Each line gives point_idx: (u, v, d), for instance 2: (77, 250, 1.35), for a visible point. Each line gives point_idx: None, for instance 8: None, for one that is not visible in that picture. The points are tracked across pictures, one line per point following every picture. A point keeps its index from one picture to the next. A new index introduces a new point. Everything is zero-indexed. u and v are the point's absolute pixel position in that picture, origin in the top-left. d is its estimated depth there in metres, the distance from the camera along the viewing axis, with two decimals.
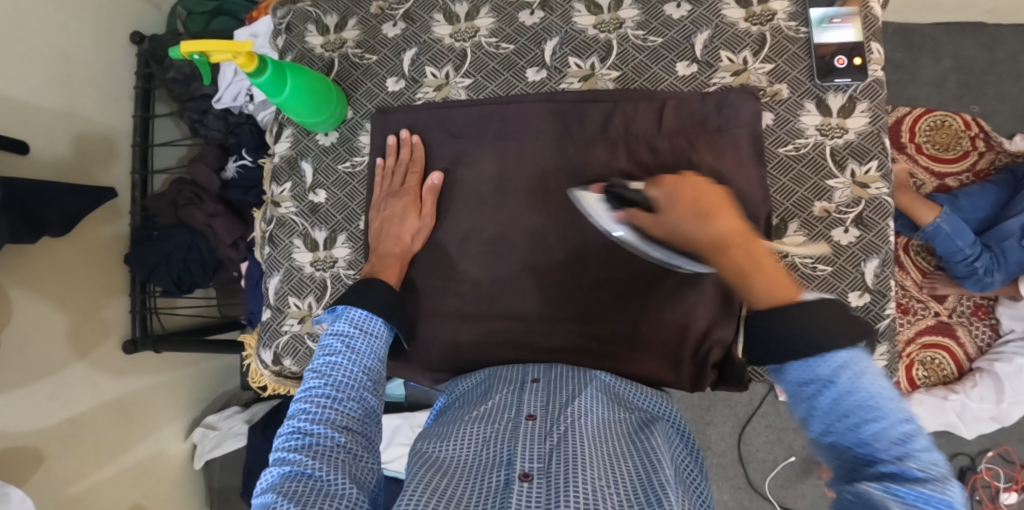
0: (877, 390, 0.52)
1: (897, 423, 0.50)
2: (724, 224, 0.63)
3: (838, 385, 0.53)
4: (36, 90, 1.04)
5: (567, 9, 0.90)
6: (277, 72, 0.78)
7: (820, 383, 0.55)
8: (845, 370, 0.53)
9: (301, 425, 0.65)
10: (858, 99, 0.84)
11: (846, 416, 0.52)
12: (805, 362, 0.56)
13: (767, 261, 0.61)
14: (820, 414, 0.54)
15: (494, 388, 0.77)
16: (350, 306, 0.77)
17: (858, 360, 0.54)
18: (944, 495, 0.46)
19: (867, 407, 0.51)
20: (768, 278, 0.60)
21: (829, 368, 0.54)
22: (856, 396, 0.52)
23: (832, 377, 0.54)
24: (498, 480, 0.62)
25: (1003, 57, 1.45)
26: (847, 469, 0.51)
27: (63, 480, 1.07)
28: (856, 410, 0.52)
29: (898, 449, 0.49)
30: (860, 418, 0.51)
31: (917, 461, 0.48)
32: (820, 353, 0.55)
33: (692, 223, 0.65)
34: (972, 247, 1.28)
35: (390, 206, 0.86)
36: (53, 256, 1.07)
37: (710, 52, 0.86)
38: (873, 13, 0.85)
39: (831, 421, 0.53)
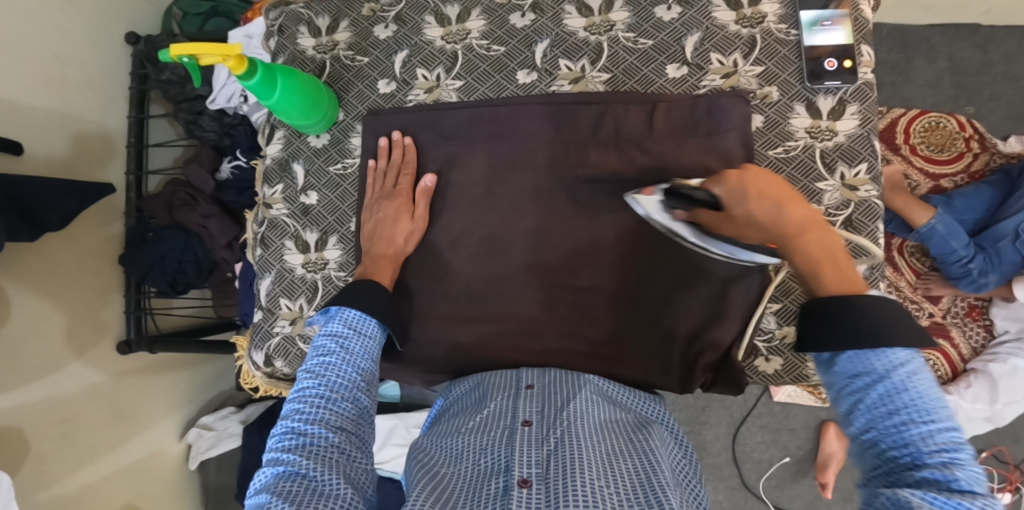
0: (928, 394, 0.54)
1: (945, 431, 0.52)
2: (798, 216, 0.63)
3: (891, 381, 0.55)
4: (31, 90, 1.04)
5: (558, 11, 0.90)
6: (268, 75, 0.79)
7: (873, 377, 0.56)
8: (899, 369, 0.55)
9: (295, 425, 0.65)
10: (848, 102, 0.84)
11: (895, 413, 0.53)
12: (860, 355, 0.57)
13: (839, 252, 0.62)
14: (870, 410, 0.55)
15: (489, 395, 0.77)
16: (344, 307, 0.77)
17: (914, 364, 0.55)
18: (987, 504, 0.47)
19: (918, 409, 0.53)
20: (842, 270, 0.61)
21: (885, 365, 0.56)
22: (906, 396, 0.54)
23: (886, 374, 0.55)
24: (496, 487, 0.63)
25: (998, 58, 1.45)
26: (887, 465, 0.53)
27: (57, 478, 1.07)
28: (904, 410, 0.53)
29: (945, 455, 0.50)
30: (907, 418, 0.53)
31: (964, 470, 0.49)
32: (878, 346, 0.56)
33: (766, 214, 0.64)
34: (966, 248, 1.28)
35: (383, 208, 0.86)
36: (49, 256, 1.07)
37: (700, 54, 0.87)
38: (863, 16, 0.85)
39: (879, 416, 0.54)
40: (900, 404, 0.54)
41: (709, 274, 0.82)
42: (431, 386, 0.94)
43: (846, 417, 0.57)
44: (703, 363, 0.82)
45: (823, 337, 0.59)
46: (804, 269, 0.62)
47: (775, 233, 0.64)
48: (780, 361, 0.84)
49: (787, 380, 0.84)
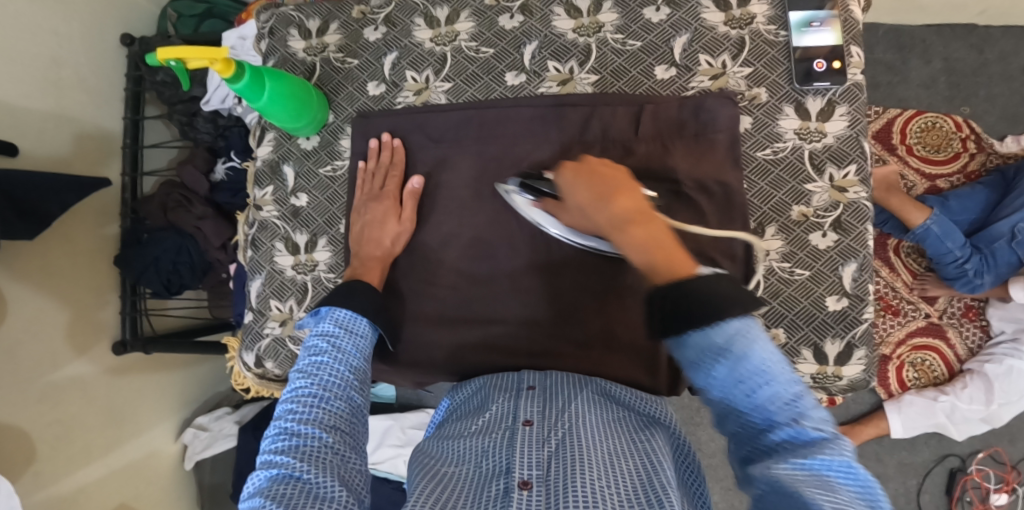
0: (766, 356, 0.52)
1: (788, 388, 0.51)
2: (621, 205, 0.63)
3: (734, 357, 0.51)
4: (26, 92, 1.05)
5: (547, 13, 0.90)
6: (255, 78, 0.79)
7: (715, 354, 0.53)
8: (738, 340, 0.52)
9: (288, 425, 0.65)
10: (837, 103, 0.84)
11: (743, 385, 0.52)
12: (701, 335, 0.53)
13: (664, 238, 0.59)
14: (723, 386, 0.53)
15: (490, 398, 0.77)
16: (335, 307, 0.77)
17: (747, 325, 0.53)
18: (839, 452, 0.48)
19: (762, 375, 0.52)
20: (663, 254, 0.58)
21: (723, 337, 0.52)
22: (750, 363, 0.52)
23: (728, 348, 0.52)
24: (498, 488, 0.63)
25: (993, 58, 1.44)
26: (749, 434, 0.53)
27: (53, 478, 1.07)
28: (751, 378, 0.52)
29: (793, 413, 0.51)
30: (757, 386, 0.52)
31: (810, 422, 0.50)
32: (714, 323, 0.52)
33: (593, 206, 0.65)
34: (962, 249, 1.28)
35: (371, 210, 0.86)
36: (44, 258, 1.08)
37: (689, 56, 0.87)
38: (853, 16, 0.85)
39: (733, 393, 0.53)
40: (746, 374, 0.52)
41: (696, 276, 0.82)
42: (420, 387, 0.94)
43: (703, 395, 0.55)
44: None
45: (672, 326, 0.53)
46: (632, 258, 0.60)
47: (607, 225, 0.64)
48: None
49: None
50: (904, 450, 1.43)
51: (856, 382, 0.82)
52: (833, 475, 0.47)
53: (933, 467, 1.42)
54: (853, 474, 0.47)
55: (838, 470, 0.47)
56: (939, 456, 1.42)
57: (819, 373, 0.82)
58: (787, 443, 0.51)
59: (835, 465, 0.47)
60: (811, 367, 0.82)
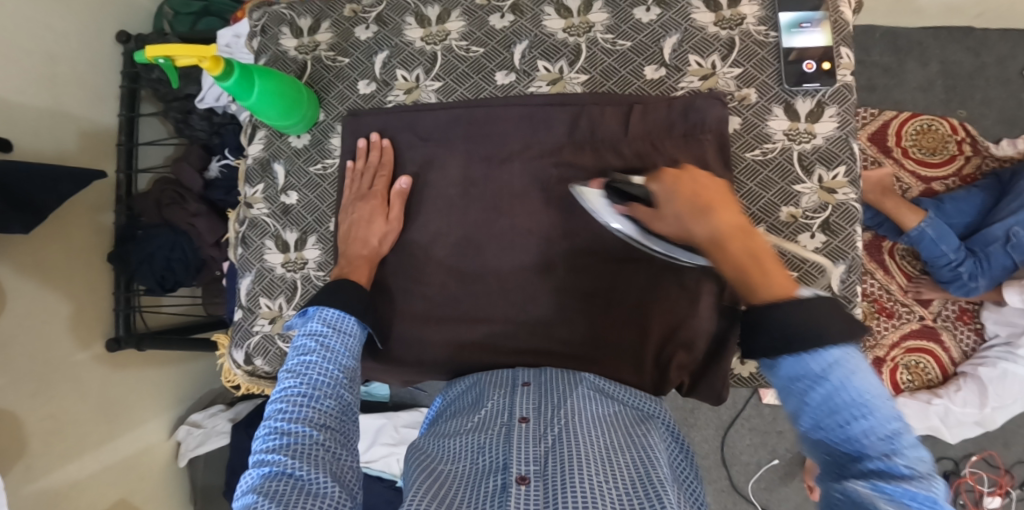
0: (866, 388, 0.52)
1: (885, 421, 0.51)
2: (724, 220, 0.62)
3: (831, 383, 0.53)
4: (22, 87, 1.05)
5: (537, 12, 0.90)
6: (245, 75, 0.79)
7: (811, 379, 0.54)
8: (837, 367, 0.53)
9: (278, 424, 0.65)
10: (826, 104, 0.84)
11: (837, 412, 0.52)
12: (799, 360, 0.55)
13: (766, 257, 0.60)
14: (815, 412, 0.54)
15: (485, 395, 0.78)
16: (322, 307, 0.77)
17: (850, 357, 0.54)
18: (930, 490, 0.47)
19: (859, 404, 0.52)
20: (767, 276, 0.59)
21: (822, 365, 0.54)
22: (848, 393, 0.52)
23: (826, 375, 0.54)
24: (495, 484, 0.63)
25: (990, 61, 1.44)
26: (837, 465, 0.53)
27: (43, 472, 1.07)
28: (846, 407, 0.52)
29: (887, 446, 0.50)
30: (849, 414, 0.52)
31: (904, 458, 0.50)
32: (815, 349, 0.54)
33: (692, 215, 0.63)
34: (956, 253, 1.27)
35: (358, 209, 0.87)
36: (38, 253, 1.08)
37: (679, 56, 0.87)
38: (843, 18, 0.85)
39: (824, 418, 0.53)
40: (841, 402, 0.52)
41: (682, 277, 0.83)
42: (407, 385, 0.94)
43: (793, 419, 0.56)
44: (677, 362, 0.83)
45: (766, 342, 0.56)
46: (733, 275, 0.60)
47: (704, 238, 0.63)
48: (755, 364, 0.85)
49: (762, 382, 0.86)
50: None
51: None
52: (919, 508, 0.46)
53: None
54: None
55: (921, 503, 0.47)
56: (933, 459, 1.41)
57: None
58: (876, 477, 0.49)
59: (923, 499, 0.47)
60: None
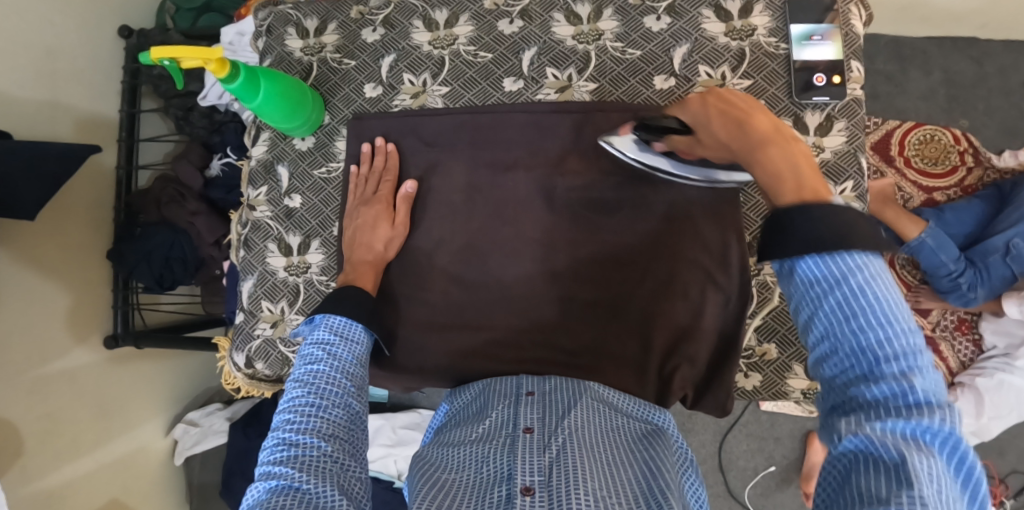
0: (890, 299, 0.47)
1: (906, 339, 0.45)
2: (759, 128, 0.61)
3: (852, 289, 0.47)
4: (19, 81, 1.03)
5: (547, 18, 0.90)
6: (250, 78, 0.78)
7: (831, 283, 0.48)
8: (860, 272, 0.47)
9: (286, 435, 0.65)
10: (835, 118, 0.83)
11: (853, 321, 0.47)
12: (819, 260, 0.48)
13: (802, 162, 0.55)
14: (832, 321, 0.48)
15: (490, 404, 0.77)
16: (329, 314, 0.77)
17: (875, 265, 0.48)
18: (948, 422, 0.42)
19: (879, 318, 0.46)
20: (796, 170, 0.54)
21: (844, 268, 0.48)
22: (866, 300, 0.47)
23: (845, 279, 0.47)
24: (499, 495, 0.63)
25: (993, 72, 1.44)
26: (843, 380, 0.47)
27: (39, 474, 1.07)
28: (864, 317, 0.46)
29: (903, 363, 0.45)
30: (867, 326, 0.46)
31: (925, 380, 0.44)
32: (839, 251, 0.48)
33: (727, 132, 0.64)
34: (956, 263, 1.28)
35: (362, 213, 0.86)
36: (35, 251, 1.06)
37: (688, 66, 0.86)
38: (854, 31, 0.84)
39: (837, 324, 0.47)
40: (859, 308, 0.47)
41: (688, 290, 0.83)
42: (409, 391, 0.93)
43: (805, 324, 0.50)
44: (679, 376, 0.83)
45: (784, 243, 0.50)
46: (760, 173, 0.57)
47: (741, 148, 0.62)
48: (758, 377, 0.84)
49: (764, 395, 0.85)
50: None
51: None
52: (931, 441, 0.41)
53: None
54: (955, 448, 0.41)
55: (935, 437, 0.42)
56: None
57: (809, 388, 0.83)
58: (886, 400, 0.44)
59: (938, 432, 0.41)
60: (801, 382, 0.83)
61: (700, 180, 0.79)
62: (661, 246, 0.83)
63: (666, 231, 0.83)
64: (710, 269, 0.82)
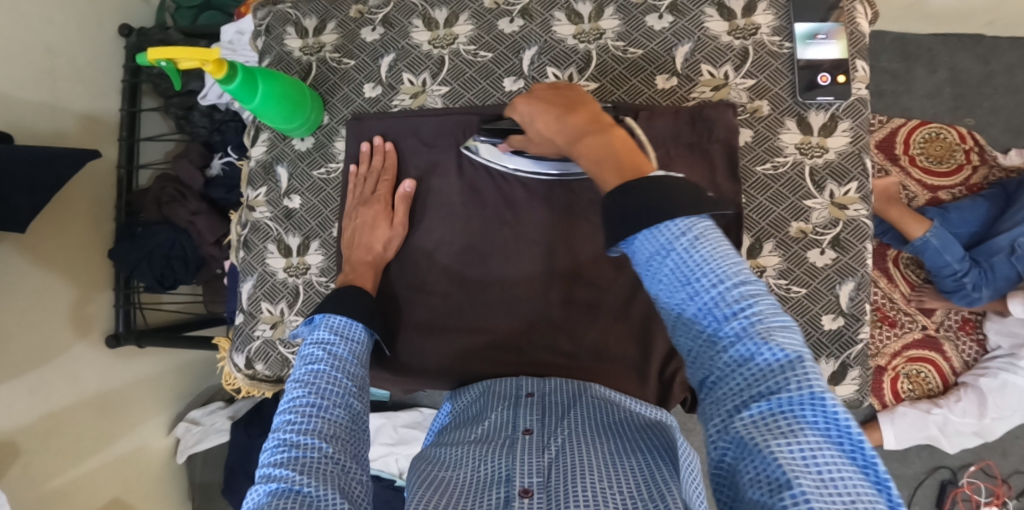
0: (712, 256, 0.49)
1: (739, 296, 0.48)
2: (580, 119, 0.64)
3: (678, 256, 0.50)
4: (20, 81, 1.02)
5: (547, 17, 0.89)
6: (248, 79, 0.77)
7: (659, 253, 0.51)
8: (681, 238, 0.50)
9: (287, 436, 0.64)
10: (840, 118, 0.82)
11: (688, 288, 0.50)
12: (644, 234, 0.51)
13: (618, 144, 0.59)
14: (676, 294, 0.51)
15: (490, 406, 0.77)
16: (330, 314, 0.77)
17: (696, 225, 0.51)
18: (798, 381, 0.44)
19: (710, 280, 0.49)
20: (621, 152, 0.58)
21: (669, 236, 0.50)
22: (693, 265, 0.49)
23: (671, 247, 0.50)
24: (499, 497, 0.63)
25: (999, 70, 1.43)
26: (701, 350, 0.50)
27: (40, 477, 1.06)
28: (699, 283, 0.49)
29: (742, 321, 0.47)
30: (701, 291, 0.49)
31: (768, 337, 0.46)
32: (654, 221, 0.51)
33: (561, 121, 0.66)
34: (960, 263, 1.27)
35: (361, 214, 0.85)
36: (37, 251, 1.06)
37: (691, 65, 0.85)
38: (859, 29, 0.83)
39: (681, 296, 0.50)
40: (690, 276, 0.50)
41: None
42: (409, 392, 0.93)
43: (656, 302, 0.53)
44: (679, 380, 0.84)
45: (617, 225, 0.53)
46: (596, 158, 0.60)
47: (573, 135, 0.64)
48: None
49: None
50: (896, 461, 1.43)
51: (849, 400, 0.82)
52: (788, 408, 0.44)
53: (924, 479, 1.42)
54: (811, 404, 0.44)
55: (793, 403, 0.44)
56: (931, 468, 1.42)
57: None
58: (737, 363, 0.47)
59: (791, 397, 0.44)
60: None
61: (567, 175, 0.83)
62: None
63: None
64: None
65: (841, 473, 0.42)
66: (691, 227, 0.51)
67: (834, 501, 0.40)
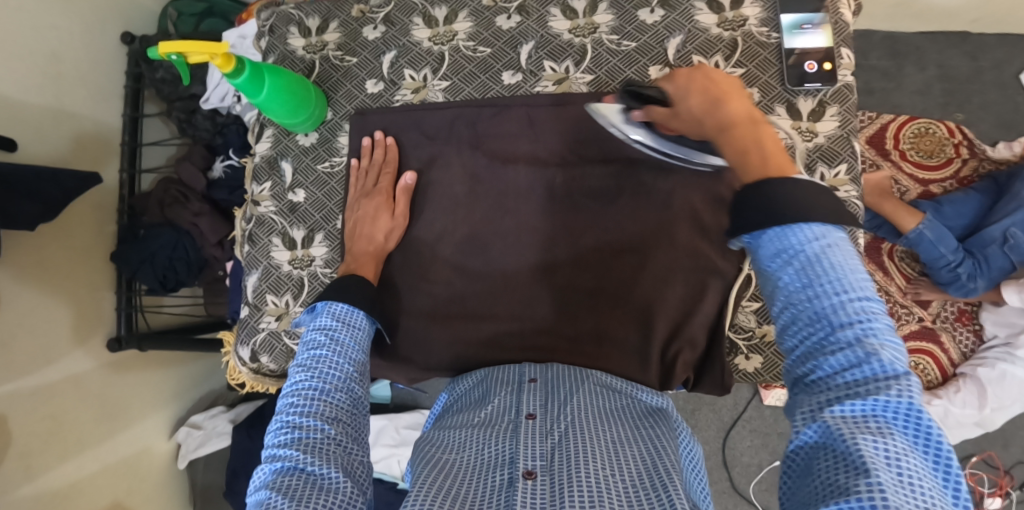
0: (843, 263, 0.48)
1: (859, 302, 0.46)
2: (733, 108, 0.61)
3: (808, 257, 0.48)
4: (27, 86, 1.05)
5: (543, 13, 0.92)
6: (255, 73, 0.80)
7: (790, 252, 0.50)
8: (816, 240, 0.49)
9: (289, 419, 0.65)
10: (827, 104, 0.85)
11: (808, 288, 0.48)
12: (782, 229, 0.50)
13: (767, 143, 0.56)
14: (791, 292, 0.49)
15: (493, 391, 0.78)
16: (332, 301, 0.77)
17: (834, 236, 0.49)
18: (905, 394, 0.43)
19: (833, 282, 0.47)
20: (764, 159, 0.55)
21: (802, 238, 0.49)
22: (819, 268, 0.48)
23: (802, 248, 0.49)
24: (502, 479, 0.63)
25: (987, 66, 1.46)
26: (802, 348, 0.48)
27: (42, 474, 1.07)
28: (820, 283, 0.48)
29: (858, 329, 0.45)
30: (824, 293, 0.47)
31: (881, 347, 0.45)
32: (801, 221, 0.49)
33: (702, 108, 0.63)
34: (954, 254, 1.29)
35: (363, 206, 0.87)
36: (41, 253, 1.08)
37: (683, 56, 0.88)
38: (843, 19, 0.86)
39: (796, 293, 0.49)
40: (813, 277, 0.48)
41: (686, 275, 0.84)
42: (413, 383, 0.94)
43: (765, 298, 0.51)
44: (681, 360, 0.84)
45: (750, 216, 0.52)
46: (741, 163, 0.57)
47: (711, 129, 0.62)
48: (759, 358, 0.85)
49: (766, 377, 0.86)
50: None
51: None
52: (885, 416, 0.43)
53: None
54: (909, 419, 0.43)
55: (891, 411, 0.43)
56: None
57: None
58: (842, 367, 0.45)
59: (892, 406, 0.43)
60: None
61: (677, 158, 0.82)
62: (659, 232, 0.85)
63: (664, 217, 0.85)
64: (709, 254, 0.83)
65: (921, 482, 0.41)
66: (828, 237, 0.50)
67: (910, 502, 0.39)
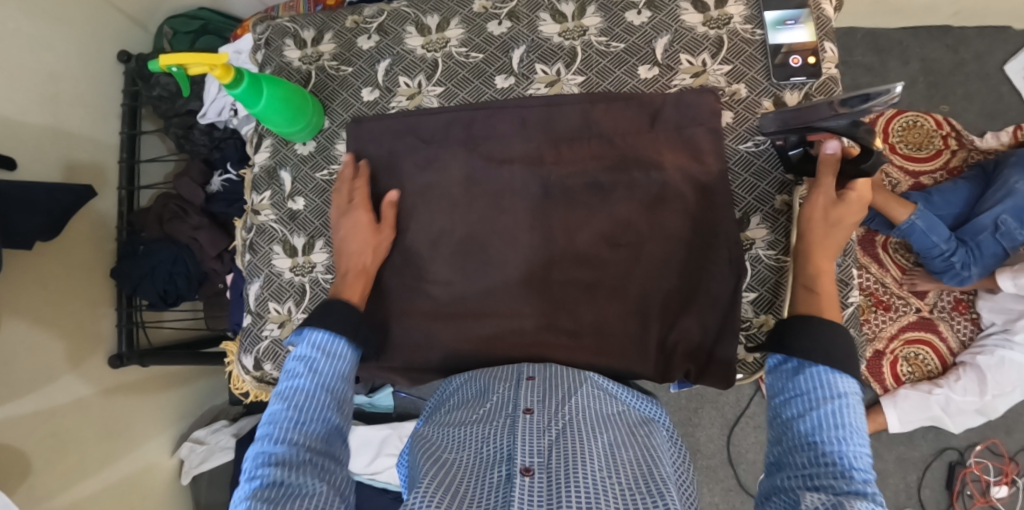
0: (861, 423, 0.61)
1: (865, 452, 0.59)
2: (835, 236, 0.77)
3: (843, 400, 0.62)
4: (24, 107, 1.06)
5: (533, 18, 0.94)
6: (253, 83, 0.81)
7: (833, 393, 0.62)
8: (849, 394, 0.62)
9: (265, 447, 0.66)
10: (813, 96, 0.87)
11: (840, 423, 0.60)
12: (830, 370, 0.64)
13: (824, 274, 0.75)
14: (823, 421, 0.61)
15: (491, 388, 0.79)
16: (314, 329, 0.76)
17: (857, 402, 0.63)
18: None
19: (854, 429, 0.60)
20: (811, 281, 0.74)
21: (841, 387, 0.63)
22: (847, 411, 0.61)
23: (842, 394, 0.62)
24: (500, 475, 0.64)
25: (968, 57, 1.49)
26: (821, 460, 0.58)
27: (48, 495, 1.05)
28: (844, 424, 0.60)
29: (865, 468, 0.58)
30: (848, 432, 0.60)
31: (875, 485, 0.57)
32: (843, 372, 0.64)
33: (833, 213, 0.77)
34: (948, 243, 1.26)
35: (343, 224, 0.88)
36: (41, 270, 1.09)
37: (670, 55, 0.91)
38: (825, 14, 0.89)
39: (827, 425, 0.60)
40: (844, 419, 0.61)
41: (680, 268, 0.85)
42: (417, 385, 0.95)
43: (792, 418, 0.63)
44: (681, 350, 0.85)
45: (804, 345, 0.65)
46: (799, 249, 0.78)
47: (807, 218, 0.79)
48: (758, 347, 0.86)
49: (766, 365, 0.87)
50: (902, 445, 1.42)
51: None
52: None
53: (932, 460, 1.41)
54: None
55: None
56: (938, 449, 1.41)
57: None
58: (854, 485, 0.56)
59: None
60: None
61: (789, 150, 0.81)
62: (652, 226, 0.86)
63: (656, 211, 0.86)
64: (702, 247, 0.85)
65: None
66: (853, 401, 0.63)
67: None
